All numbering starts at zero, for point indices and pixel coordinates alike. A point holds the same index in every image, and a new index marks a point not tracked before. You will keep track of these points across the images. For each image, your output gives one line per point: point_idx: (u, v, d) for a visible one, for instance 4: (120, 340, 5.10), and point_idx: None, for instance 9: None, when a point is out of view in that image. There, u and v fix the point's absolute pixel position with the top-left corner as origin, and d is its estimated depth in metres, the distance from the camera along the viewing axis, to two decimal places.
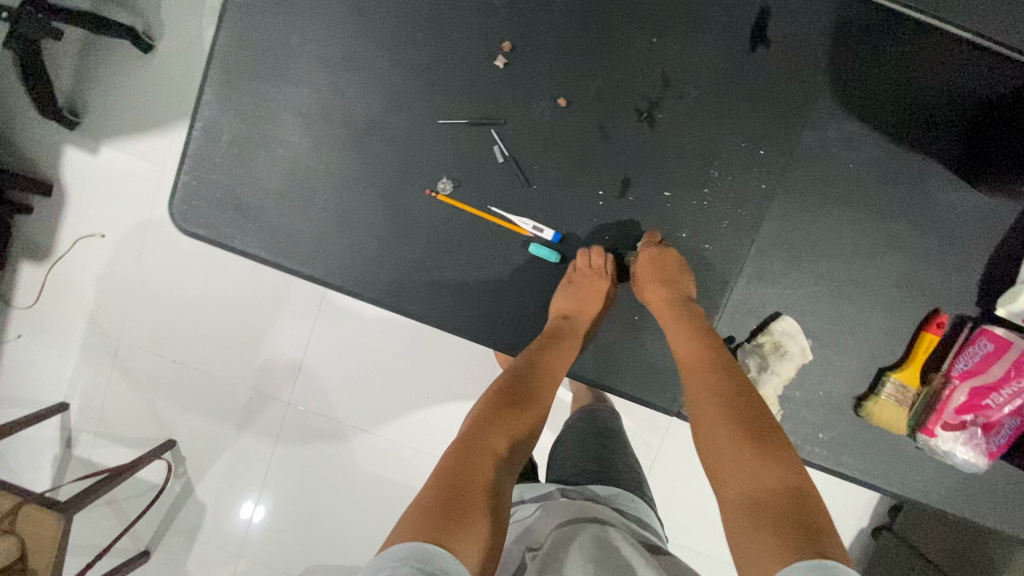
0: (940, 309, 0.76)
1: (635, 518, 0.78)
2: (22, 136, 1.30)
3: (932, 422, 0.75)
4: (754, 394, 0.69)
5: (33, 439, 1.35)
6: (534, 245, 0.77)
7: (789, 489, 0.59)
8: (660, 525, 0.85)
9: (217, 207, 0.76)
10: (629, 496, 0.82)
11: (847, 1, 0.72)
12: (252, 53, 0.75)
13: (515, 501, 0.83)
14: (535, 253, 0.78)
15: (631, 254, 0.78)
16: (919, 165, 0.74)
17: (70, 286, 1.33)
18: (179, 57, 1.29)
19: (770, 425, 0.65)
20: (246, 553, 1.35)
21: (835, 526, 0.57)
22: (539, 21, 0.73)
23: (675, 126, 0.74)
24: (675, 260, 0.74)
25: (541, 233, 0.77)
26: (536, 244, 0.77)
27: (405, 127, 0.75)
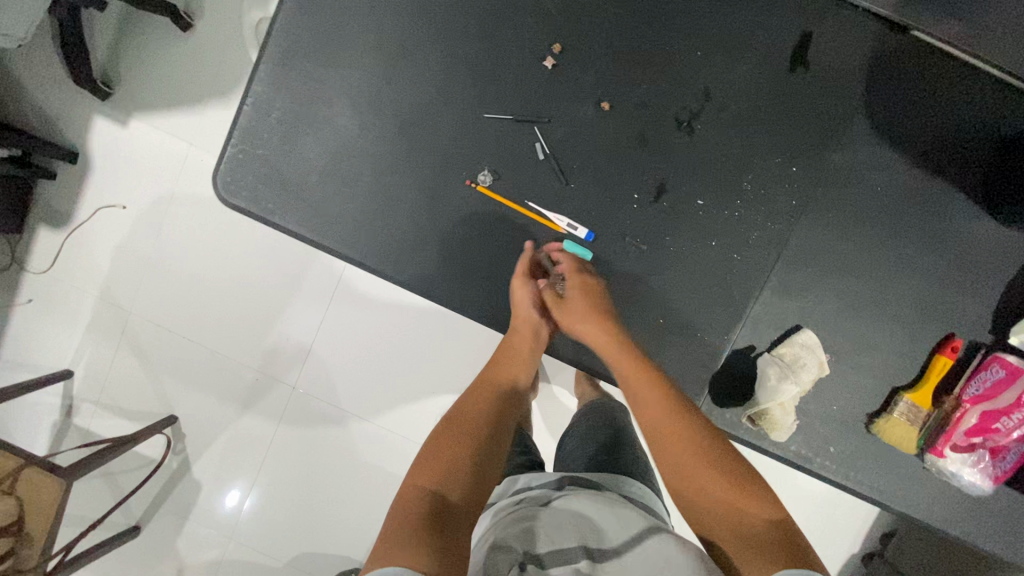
0: (955, 333, 0.79)
1: (643, 505, 0.81)
2: (53, 103, 1.31)
3: (941, 444, 0.77)
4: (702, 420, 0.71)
5: (34, 405, 1.35)
6: (568, 242, 0.79)
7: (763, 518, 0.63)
8: (665, 509, 0.88)
9: (258, 183, 0.78)
10: (636, 485, 0.85)
11: (885, 33, 0.75)
12: (308, 35, 0.77)
13: (522, 486, 0.84)
14: (567, 251, 0.79)
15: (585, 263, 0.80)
16: (945, 194, 0.77)
17: (86, 254, 1.34)
18: (217, 37, 1.31)
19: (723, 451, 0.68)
20: (238, 535, 1.35)
21: (809, 543, 0.61)
22: (589, 26, 0.76)
23: (713, 137, 0.77)
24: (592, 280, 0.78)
25: (575, 231, 0.79)
26: (570, 240, 0.79)
27: (451, 119, 0.77)
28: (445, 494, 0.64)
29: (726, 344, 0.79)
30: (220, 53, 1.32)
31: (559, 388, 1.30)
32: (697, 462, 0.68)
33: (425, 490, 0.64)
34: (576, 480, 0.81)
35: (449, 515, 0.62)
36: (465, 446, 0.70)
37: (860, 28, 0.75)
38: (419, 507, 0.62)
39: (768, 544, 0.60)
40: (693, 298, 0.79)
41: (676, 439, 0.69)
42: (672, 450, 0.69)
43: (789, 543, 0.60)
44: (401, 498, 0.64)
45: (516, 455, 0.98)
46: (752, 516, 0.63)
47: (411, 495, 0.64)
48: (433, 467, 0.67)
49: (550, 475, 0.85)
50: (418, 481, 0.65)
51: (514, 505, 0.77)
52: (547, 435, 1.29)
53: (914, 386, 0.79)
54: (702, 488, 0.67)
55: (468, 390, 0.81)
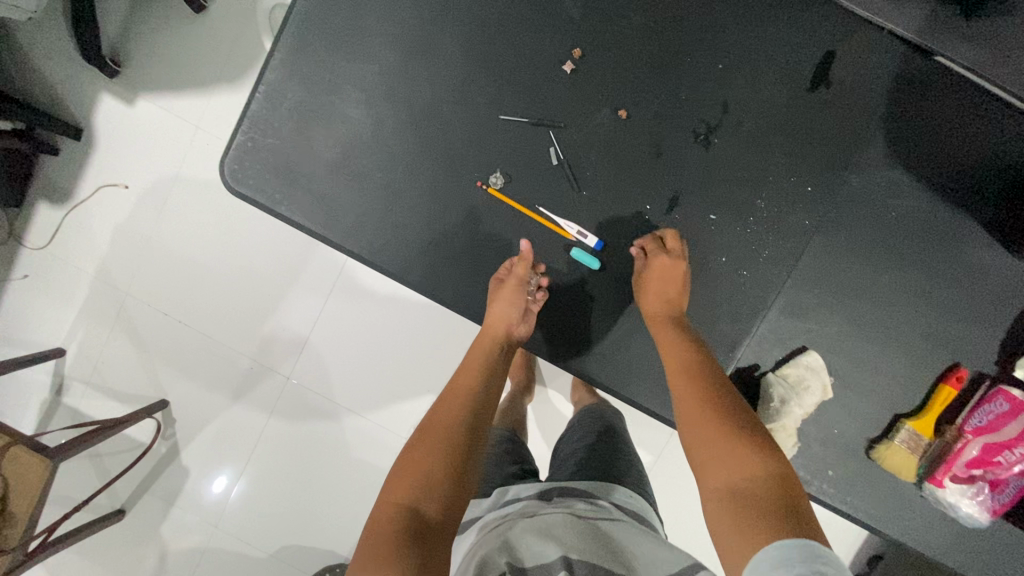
0: (960, 363, 0.78)
1: (634, 513, 0.79)
2: (59, 77, 1.29)
3: (940, 474, 0.77)
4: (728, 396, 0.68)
5: (23, 381, 1.33)
6: (576, 250, 0.78)
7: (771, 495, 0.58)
8: (658, 519, 0.87)
9: (266, 172, 0.77)
10: (626, 492, 0.83)
11: (908, 57, 0.74)
12: (325, 25, 0.76)
13: (509, 497, 0.83)
14: (575, 258, 0.78)
15: (589, 274, 0.79)
16: (959, 223, 0.76)
17: (85, 232, 1.32)
18: (230, 20, 1.30)
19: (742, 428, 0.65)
20: (223, 524, 1.33)
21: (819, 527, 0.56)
22: (611, 32, 0.75)
23: (729, 151, 0.76)
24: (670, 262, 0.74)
25: (585, 239, 0.78)
26: (579, 249, 0.78)
27: (465, 119, 0.76)
28: (419, 507, 0.62)
29: (731, 362, 0.79)
30: (233, 37, 1.30)
31: (556, 394, 1.29)
32: (709, 421, 0.66)
33: (401, 504, 0.62)
34: (562, 496, 0.80)
35: (424, 528, 0.60)
36: (439, 452, 0.68)
37: (885, 49, 0.74)
38: (395, 522, 0.60)
39: (765, 505, 0.58)
40: (700, 314, 0.78)
41: (691, 397, 0.69)
42: (686, 404, 0.69)
43: (789, 507, 0.57)
44: (378, 514, 0.62)
45: (510, 463, 0.96)
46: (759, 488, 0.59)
47: (387, 511, 0.61)
48: (408, 477, 0.65)
49: (537, 486, 0.84)
50: (395, 495, 0.63)
51: (499, 520, 0.75)
52: (542, 440, 1.29)
53: (916, 414, 0.79)
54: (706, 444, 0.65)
55: (442, 395, 0.80)
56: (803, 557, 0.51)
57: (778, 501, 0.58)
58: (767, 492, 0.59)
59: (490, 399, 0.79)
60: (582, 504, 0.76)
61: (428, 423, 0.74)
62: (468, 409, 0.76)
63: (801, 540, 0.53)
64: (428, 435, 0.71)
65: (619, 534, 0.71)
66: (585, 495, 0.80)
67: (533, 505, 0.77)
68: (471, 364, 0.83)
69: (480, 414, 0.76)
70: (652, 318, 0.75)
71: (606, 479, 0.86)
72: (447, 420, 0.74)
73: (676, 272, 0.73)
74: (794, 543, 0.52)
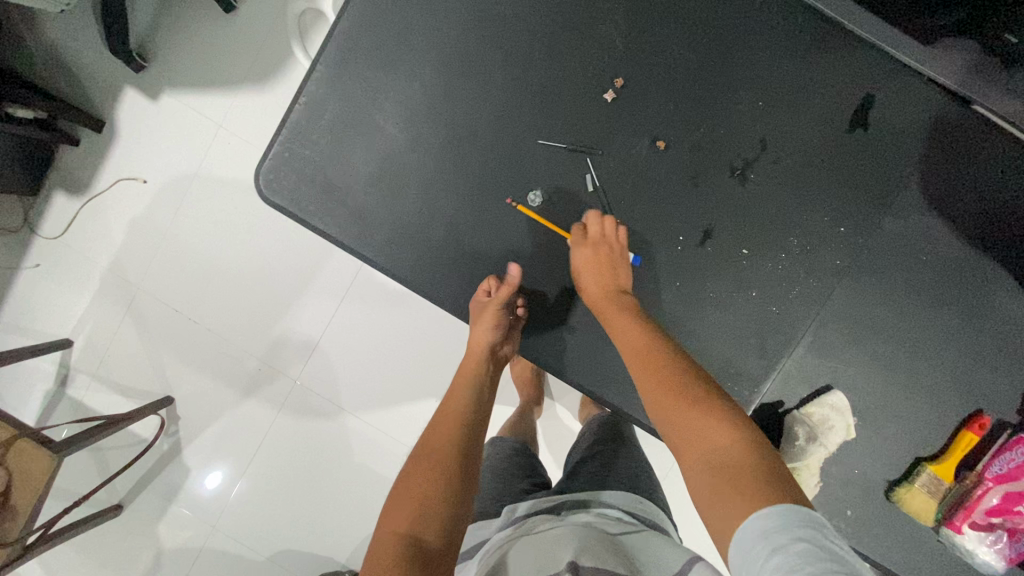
0: (983, 410, 0.78)
1: (646, 520, 0.78)
2: (85, 69, 1.29)
3: (960, 520, 0.77)
4: (681, 358, 0.65)
5: (29, 371, 1.32)
6: None
7: (742, 453, 0.55)
8: (673, 525, 0.85)
9: (300, 183, 0.77)
10: (635, 497, 0.82)
11: (949, 104, 0.75)
12: (369, 41, 0.76)
13: (516, 514, 0.81)
14: None
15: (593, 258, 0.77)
16: (989, 270, 0.77)
17: (101, 225, 1.31)
18: (259, 21, 1.30)
19: (700, 388, 0.62)
20: (220, 525, 1.32)
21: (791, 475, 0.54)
22: (653, 63, 0.75)
23: (764, 187, 0.76)
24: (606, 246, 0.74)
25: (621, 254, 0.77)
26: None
27: (503, 141, 0.77)
28: (419, 534, 0.61)
29: (756, 396, 0.78)
30: (261, 38, 1.30)
31: (564, 411, 1.28)
32: (665, 388, 0.63)
33: (397, 533, 0.61)
34: (570, 509, 0.79)
35: (423, 553, 0.59)
36: (433, 474, 0.68)
37: (926, 95, 0.74)
38: (392, 551, 0.59)
39: (737, 473, 0.54)
40: (728, 345, 0.78)
41: (645, 374, 0.65)
42: (644, 381, 0.65)
43: (760, 463, 0.54)
44: (377, 546, 0.61)
45: (522, 478, 0.95)
46: (723, 447, 0.56)
47: (385, 540, 0.61)
48: (404, 506, 0.65)
49: (545, 501, 0.82)
50: (394, 524, 0.63)
51: (509, 538, 0.73)
52: (550, 457, 1.28)
53: (937, 458, 0.79)
54: (672, 420, 0.61)
55: (430, 424, 0.79)
56: (796, 521, 0.48)
57: (744, 458, 0.55)
58: (736, 459, 0.55)
59: (482, 421, 0.79)
60: (587, 516, 0.75)
61: (418, 453, 0.73)
62: (461, 427, 0.76)
63: (781, 505, 0.50)
64: (420, 462, 0.71)
65: (627, 541, 0.69)
66: (591, 506, 0.78)
67: (537, 519, 0.76)
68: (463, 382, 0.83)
69: (475, 438, 0.76)
70: (599, 302, 0.73)
71: (618, 486, 0.84)
72: (441, 443, 0.74)
73: (585, 254, 0.74)
74: (771, 513, 0.49)
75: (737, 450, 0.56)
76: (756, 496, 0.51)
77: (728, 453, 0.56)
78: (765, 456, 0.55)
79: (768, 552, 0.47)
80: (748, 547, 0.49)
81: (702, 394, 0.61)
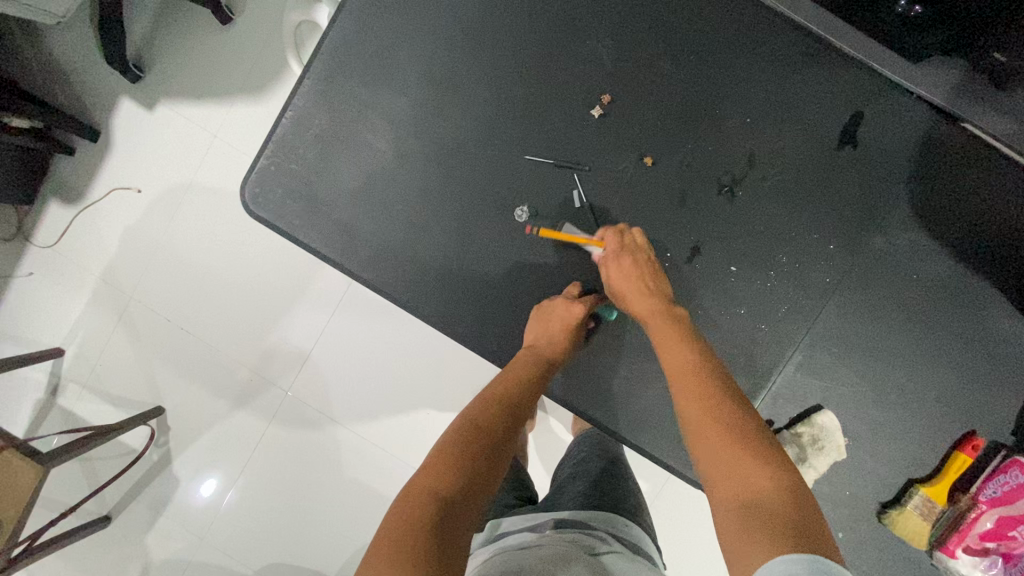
0: (976, 431, 0.77)
1: (630, 544, 0.76)
2: (81, 79, 1.29)
3: (952, 543, 0.78)
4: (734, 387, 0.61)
5: (20, 381, 1.31)
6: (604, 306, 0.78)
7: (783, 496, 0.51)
8: (657, 548, 0.84)
9: (287, 197, 0.77)
10: (621, 519, 0.80)
11: (936, 123, 0.74)
12: (357, 56, 0.76)
13: (500, 530, 0.80)
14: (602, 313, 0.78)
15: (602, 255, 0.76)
16: (980, 290, 0.76)
17: (94, 233, 1.31)
18: (255, 32, 1.30)
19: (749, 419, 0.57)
20: (209, 537, 1.30)
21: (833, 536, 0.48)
22: (641, 79, 0.75)
23: (753, 204, 0.75)
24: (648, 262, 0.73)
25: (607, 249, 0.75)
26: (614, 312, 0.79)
27: (490, 156, 0.76)
28: (453, 499, 0.54)
29: None
30: (257, 50, 1.30)
31: (557, 424, 1.27)
32: (708, 410, 0.59)
33: (431, 494, 0.54)
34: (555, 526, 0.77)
35: (452, 520, 0.52)
36: (478, 451, 0.61)
37: (914, 113, 0.74)
38: (425, 512, 0.52)
39: (771, 517, 0.49)
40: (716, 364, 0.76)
41: (687, 391, 0.61)
42: (685, 398, 0.61)
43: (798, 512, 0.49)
44: (403, 503, 0.53)
45: (509, 492, 0.94)
46: (761, 484, 0.52)
47: (418, 499, 0.53)
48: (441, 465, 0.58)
49: (530, 517, 0.81)
50: (425, 483, 0.55)
51: (491, 554, 0.71)
52: (542, 471, 1.26)
53: (930, 480, 0.78)
54: (706, 448, 0.57)
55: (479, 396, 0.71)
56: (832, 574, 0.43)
57: (782, 501, 0.50)
58: (771, 502, 0.50)
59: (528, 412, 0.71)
60: (571, 532, 0.73)
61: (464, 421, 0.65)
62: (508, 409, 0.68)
63: (808, 557, 0.45)
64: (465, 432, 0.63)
65: (609, 562, 0.68)
66: (576, 524, 0.77)
67: (520, 537, 0.74)
68: (525, 364, 0.73)
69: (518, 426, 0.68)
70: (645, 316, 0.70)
71: (604, 507, 0.83)
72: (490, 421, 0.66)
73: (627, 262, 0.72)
74: (802, 561, 0.44)
75: (777, 493, 0.51)
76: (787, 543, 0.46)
77: (766, 494, 0.51)
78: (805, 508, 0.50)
79: None
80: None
81: (744, 425, 0.57)
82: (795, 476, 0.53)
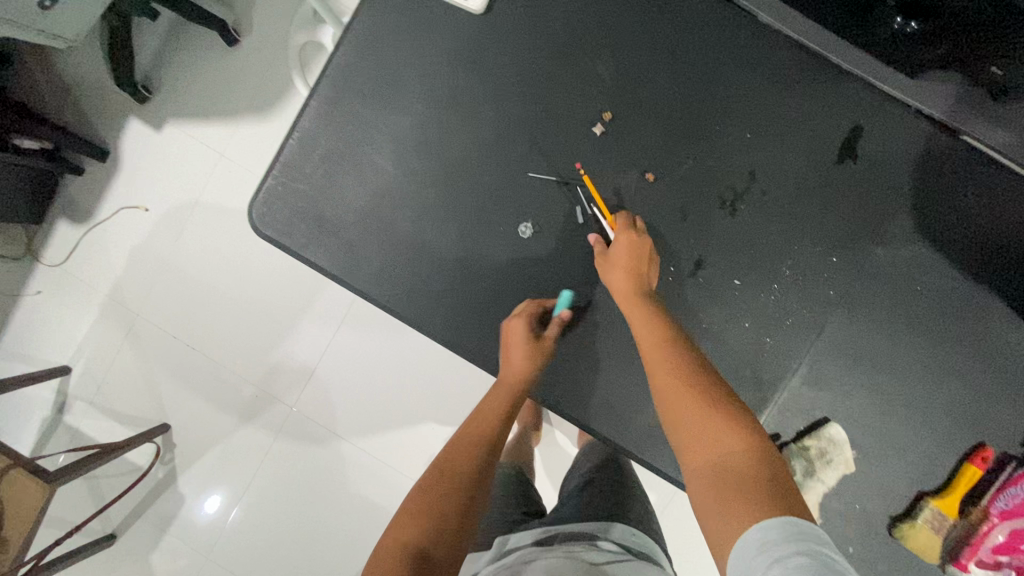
0: (985, 443, 0.77)
1: (638, 552, 0.76)
2: (91, 101, 1.32)
3: (965, 557, 0.77)
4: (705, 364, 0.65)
5: (27, 399, 1.32)
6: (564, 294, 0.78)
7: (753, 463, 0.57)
8: (667, 560, 0.83)
9: (293, 216, 0.78)
10: (627, 529, 0.80)
11: (935, 136, 0.75)
12: (362, 77, 0.78)
13: (507, 545, 0.80)
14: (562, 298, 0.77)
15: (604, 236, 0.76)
16: (985, 301, 0.76)
17: (101, 252, 1.33)
18: (261, 53, 1.32)
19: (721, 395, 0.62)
20: (213, 555, 1.30)
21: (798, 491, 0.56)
22: (641, 96, 0.76)
23: (755, 218, 0.76)
24: (643, 247, 0.73)
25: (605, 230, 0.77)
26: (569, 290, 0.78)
27: (494, 174, 0.77)
28: (425, 548, 0.61)
29: None
30: (262, 70, 1.32)
31: (563, 438, 1.26)
32: (684, 390, 0.63)
33: (404, 544, 0.62)
34: (560, 539, 0.77)
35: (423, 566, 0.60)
36: (449, 493, 0.67)
37: (914, 126, 0.75)
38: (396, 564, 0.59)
39: (745, 484, 0.55)
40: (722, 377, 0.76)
41: (662, 373, 0.65)
42: (662, 380, 0.65)
43: (768, 477, 0.56)
44: (381, 553, 0.62)
45: (516, 508, 0.93)
46: (734, 454, 0.58)
47: (394, 549, 0.61)
48: (416, 514, 0.65)
49: (535, 532, 0.81)
50: (399, 536, 0.63)
51: (497, 571, 0.71)
52: (549, 485, 1.25)
53: (940, 493, 0.77)
54: (686, 425, 0.62)
55: (453, 439, 0.77)
56: (801, 539, 0.49)
57: (753, 468, 0.57)
58: (744, 469, 0.57)
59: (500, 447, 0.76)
60: (576, 545, 0.73)
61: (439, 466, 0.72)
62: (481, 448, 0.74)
63: (779, 521, 0.51)
64: (439, 478, 0.70)
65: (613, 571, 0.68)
66: (582, 536, 0.77)
67: (526, 551, 0.74)
68: (497, 395, 0.77)
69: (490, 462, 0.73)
70: (624, 298, 0.71)
71: (610, 517, 0.82)
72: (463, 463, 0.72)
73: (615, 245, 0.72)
74: (774, 526, 0.51)
75: (747, 460, 0.57)
76: (761, 508, 0.53)
77: (739, 462, 0.57)
78: (773, 471, 0.56)
79: (767, 564, 0.48)
80: (750, 552, 0.50)
81: (717, 401, 0.62)
82: (761, 442, 0.59)
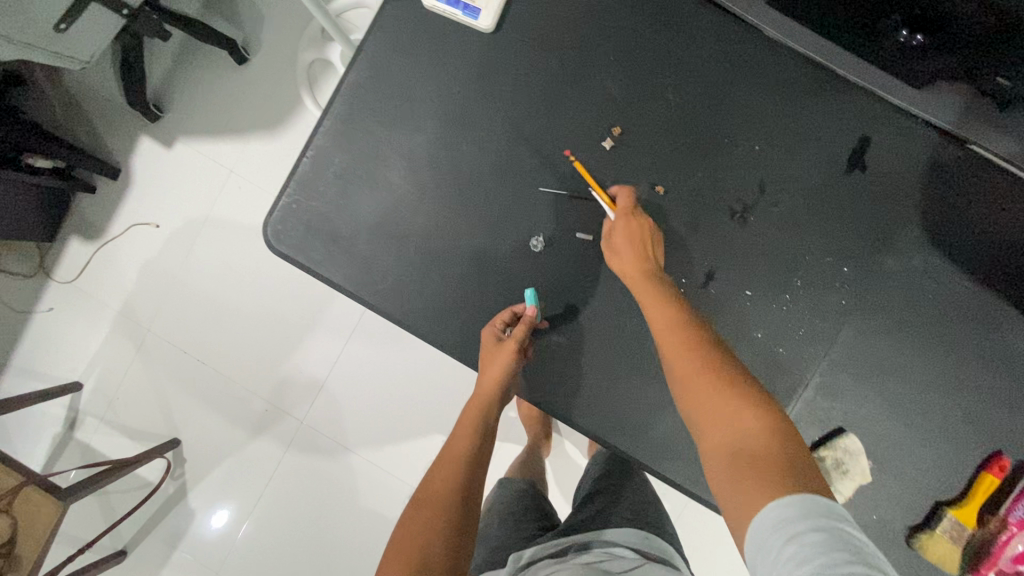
0: (1001, 451, 0.77)
1: (654, 555, 0.75)
2: (103, 120, 1.34)
3: (984, 568, 0.77)
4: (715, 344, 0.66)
5: (39, 415, 1.32)
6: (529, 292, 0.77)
7: (767, 441, 0.58)
8: (686, 565, 0.82)
9: (307, 233, 0.79)
10: (640, 533, 0.79)
11: (942, 145, 0.76)
12: (374, 95, 0.79)
13: (523, 561, 0.80)
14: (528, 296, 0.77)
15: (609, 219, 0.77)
16: (997, 309, 0.77)
17: (113, 268, 1.34)
18: (270, 70, 1.34)
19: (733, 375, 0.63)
20: (223, 570, 1.30)
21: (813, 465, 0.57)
22: (649, 110, 0.77)
23: (765, 229, 0.77)
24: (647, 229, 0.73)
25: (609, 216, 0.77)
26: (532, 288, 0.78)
27: (505, 189, 0.78)
28: None
29: None
30: (272, 87, 1.34)
31: (573, 448, 1.26)
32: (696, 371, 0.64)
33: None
34: (574, 550, 0.77)
35: None
36: (434, 522, 0.69)
37: (921, 136, 0.76)
38: None
39: (760, 463, 0.56)
40: None
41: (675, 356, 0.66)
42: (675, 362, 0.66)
43: (782, 454, 0.57)
44: None
45: (530, 521, 0.93)
46: (749, 433, 0.59)
47: None
48: (404, 548, 0.67)
49: (549, 546, 0.80)
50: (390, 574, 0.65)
51: None
52: (560, 496, 1.25)
53: (958, 503, 0.77)
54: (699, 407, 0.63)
55: (434, 462, 0.79)
56: (817, 515, 0.51)
57: (768, 446, 0.57)
58: (758, 447, 0.58)
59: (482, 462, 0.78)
60: (590, 556, 0.73)
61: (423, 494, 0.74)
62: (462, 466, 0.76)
63: (797, 498, 0.52)
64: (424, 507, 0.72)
65: None
66: (596, 546, 0.76)
67: (540, 566, 0.74)
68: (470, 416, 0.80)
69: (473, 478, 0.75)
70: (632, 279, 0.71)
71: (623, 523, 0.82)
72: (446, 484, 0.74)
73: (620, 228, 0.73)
74: (791, 503, 0.52)
75: (761, 438, 0.58)
76: (776, 486, 0.54)
77: (753, 441, 0.58)
78: (787, 448, 0.57)
79: (783, 542, 0.51)
80: (767, 529, 0.52)
81: (728, 381, 0.63)
82: (775, 419, 0.59)
